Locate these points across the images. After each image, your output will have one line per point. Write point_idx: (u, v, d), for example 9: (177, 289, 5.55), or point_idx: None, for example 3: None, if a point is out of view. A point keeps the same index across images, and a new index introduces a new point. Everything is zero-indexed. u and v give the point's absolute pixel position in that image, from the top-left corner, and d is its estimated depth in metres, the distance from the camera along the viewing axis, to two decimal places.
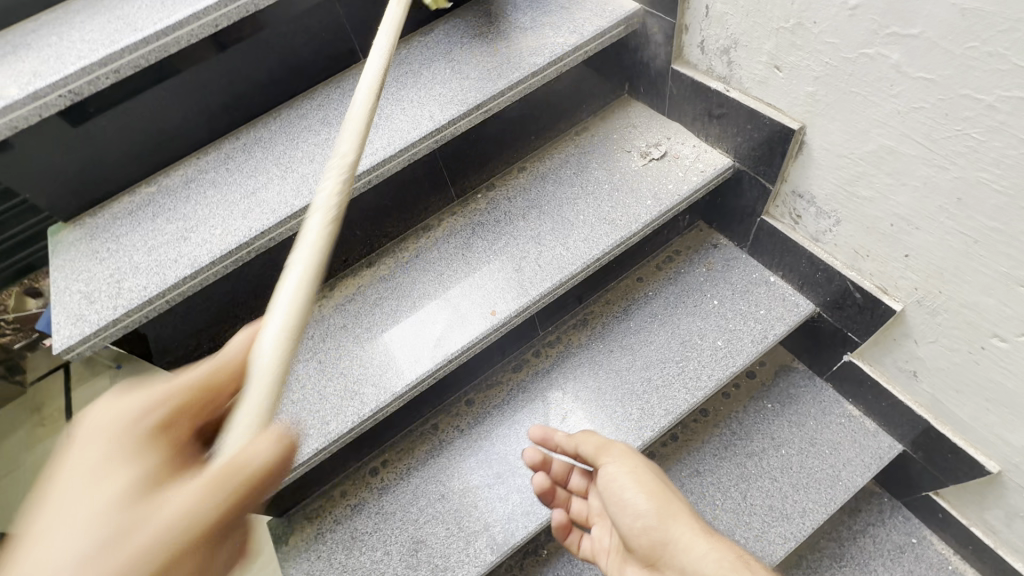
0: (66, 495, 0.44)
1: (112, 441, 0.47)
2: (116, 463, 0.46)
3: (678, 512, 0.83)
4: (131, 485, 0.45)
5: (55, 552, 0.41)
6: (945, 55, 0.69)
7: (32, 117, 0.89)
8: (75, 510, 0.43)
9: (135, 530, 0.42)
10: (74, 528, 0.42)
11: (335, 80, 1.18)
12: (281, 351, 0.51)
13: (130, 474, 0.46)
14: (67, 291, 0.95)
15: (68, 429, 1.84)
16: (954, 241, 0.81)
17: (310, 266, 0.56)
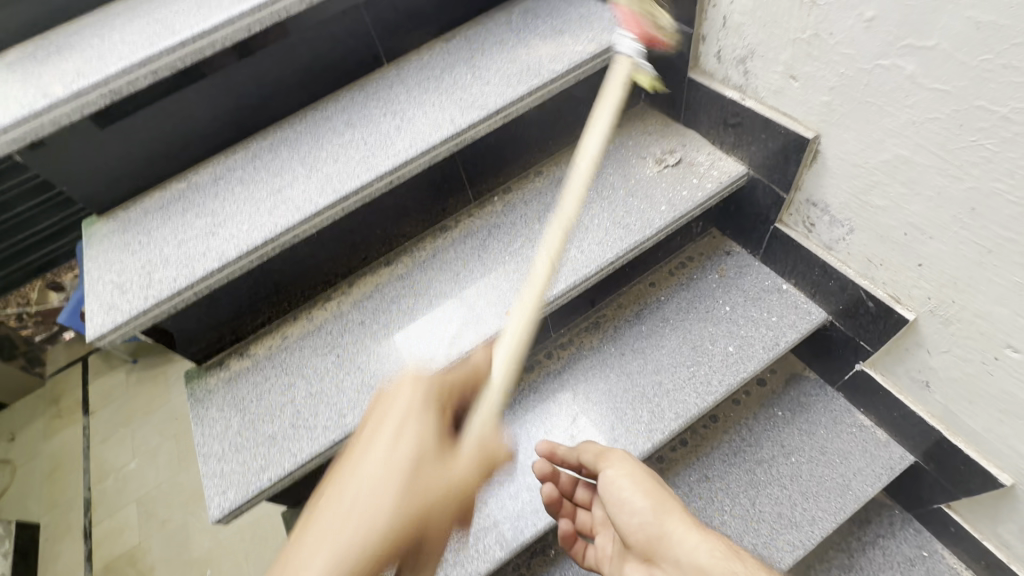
0: (373, 447, 0.68)
1: (417, 400, 0.71)
2: (416, 418, 0.70)
3: (673, 508, 0.81)
4: (430, 442, 0.69)
5: (371, 479, 0.66)
6: (961, 67, 0.70)
7: (74, 114, 0.94)
8: (387, 462, 0.67)
9: (428, 492, 0.66)
10: (382, 469, 0.66)
11: (360, 84, 1.21)
12: (508, 367, 0.74)
13: (430, 434, 0.69)
14: (99, 280, 0.99)
15: (84, 421, 1.89)
16: (968, 251, 0.81)
17: (531, 311, 0.77)
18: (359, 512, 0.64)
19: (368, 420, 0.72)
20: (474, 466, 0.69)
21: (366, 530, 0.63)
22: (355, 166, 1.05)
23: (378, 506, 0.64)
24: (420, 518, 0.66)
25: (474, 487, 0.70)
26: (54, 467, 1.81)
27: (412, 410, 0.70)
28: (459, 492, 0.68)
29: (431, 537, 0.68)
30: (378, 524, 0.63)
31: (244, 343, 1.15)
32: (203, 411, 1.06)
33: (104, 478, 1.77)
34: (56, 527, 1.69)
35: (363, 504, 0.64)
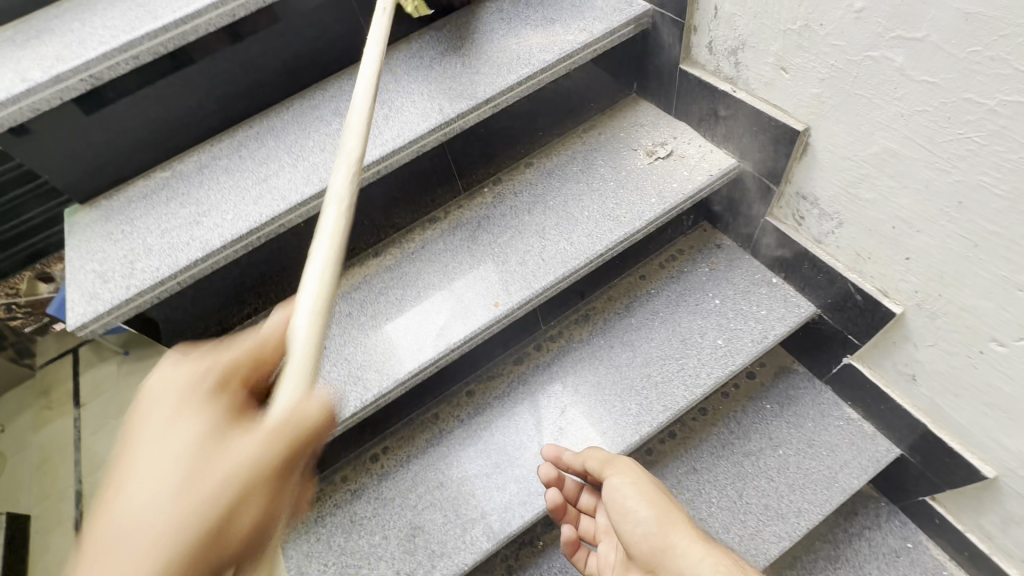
0: (143, 455, 0.49)
1: (176, 395, 0.53)
2: (193, 409, 0.52)
3: (677, 521, 0.85)
4: (205, 431, 0.51)
5: (145, 496, 0.47)
6: (949, 59, 0.69)
7: (53, 100, 0.92)
8: (161, 458, 0.49)
9: (212, 472, 0.48)
10: (155, 481, 0.47)
11: (348, 72, 1.20)
12: (313, 326, 0.56)
13: (202, 424, 0.51)
14: (81, 270, 0.97)
15: (75, 413, 1.88)
16: (955, 244, 0.81)
17: (331, 255, 0.60)
18: (133, 531, 0.45)
19: (116, 462, 0.50)
20: (263, 445, 0.50)
21: (156, 545, 0.44)
22: None
23: (152, 516, 0.46)
24: (216, 507, 0.47)
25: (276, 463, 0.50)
26: (44, 459, 1.79)
27: (192, 427, 0.51)
28: (252, 468, 0.49)
29: (247, 532, 0.49)
30: (156, 539, 0.45)
31: (231, 334, 1.14)
32: None
33: (96, 470, 1.76)
34: (47, 519, 1.68)
35: (133, 527, 0.45)
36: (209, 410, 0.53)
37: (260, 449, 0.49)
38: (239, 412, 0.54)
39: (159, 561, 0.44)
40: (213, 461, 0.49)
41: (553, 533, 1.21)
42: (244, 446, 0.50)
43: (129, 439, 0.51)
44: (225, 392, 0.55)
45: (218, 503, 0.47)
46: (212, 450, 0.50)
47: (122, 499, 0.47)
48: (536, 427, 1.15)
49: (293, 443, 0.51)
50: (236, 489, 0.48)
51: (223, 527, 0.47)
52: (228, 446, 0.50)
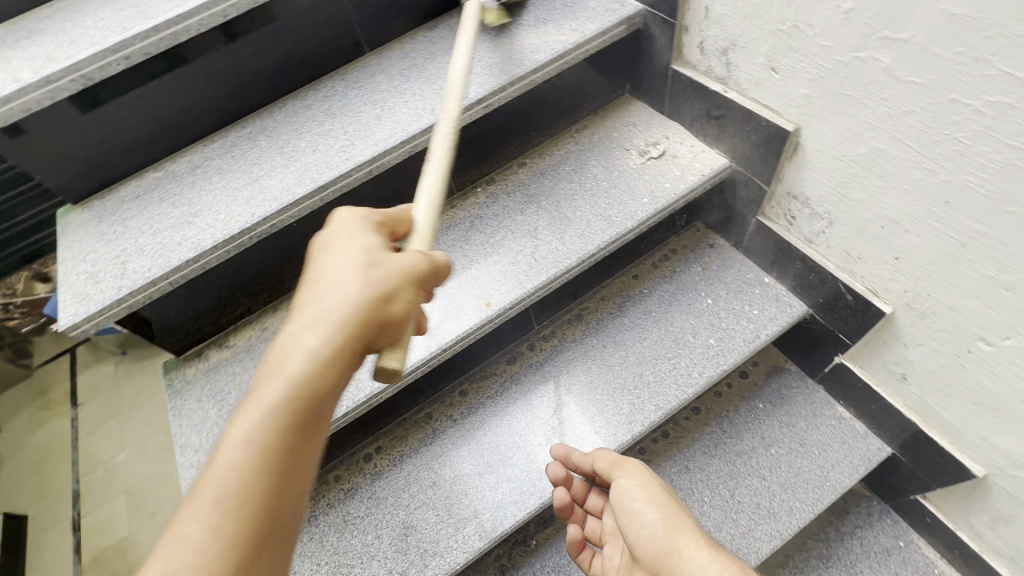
0: (330, 256, 0.62)
1: (356, 223, 0.65)
2: (360, 232, 0.64)
3: (685, 526, 0.83)
4: (376, 245, 0.63)
5: (332, 273, 0.60)
6: (935, 60, 0.70)
7: (45, 100, 0.92)
8: (346, 255, 0.62)
9: (383, 267, 0.61)
10: (343, 270, 0.60)
11: (341, 72, 1.20)
12: (433, 200, 0.75)
13: (372, 239, 0.64)
14: (73, 270, 0.97)
15: (71, 413, 1.88)
16: (943, 244, 0.82)
17: (444, 162, 0.79)
18: (326, 300, 0.59)
19: (310, 263, 0.64)
20: (420, 259, 0.64)
21: (340, 310, 0.58)
22: (333, 156, 1.04)
23: (343, 287, 0.59)
24: (381, 294, 0.60)
25: (415, 294, 0.63)
26: (41, 459, 1.79)
27: (363, 238, 0.64)
28: (401, 276, 0.62)
29: (398, 320, 0.61)
30: (344, 308, 0.58)
31: (223, 334, 1.14)
32: (182, 402, 1.05)
33: (93, 470, 1.76)
34: (43, 519, 1.68)
35: (323, 297, 0.59)
36: (376, 234, 0.65)
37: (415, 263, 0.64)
38: (390, 244, 0.66)
39: (340, 327, 0.58)
40: (374, 269, 0.61)
41: (546, 532, 1.22)
42: (398, 260, 0.62)
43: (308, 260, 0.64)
44: (381, 230, 0.68)
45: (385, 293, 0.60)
46: (375, 259, 0.62)
47: (319, 279, 0.61)
48: (529, 426, 1.15)
49: (424, 268, 0.64)
50: (393, 283, 0.61)
51: (382, 309, 0.60)
52: (387, 256, 0.63)
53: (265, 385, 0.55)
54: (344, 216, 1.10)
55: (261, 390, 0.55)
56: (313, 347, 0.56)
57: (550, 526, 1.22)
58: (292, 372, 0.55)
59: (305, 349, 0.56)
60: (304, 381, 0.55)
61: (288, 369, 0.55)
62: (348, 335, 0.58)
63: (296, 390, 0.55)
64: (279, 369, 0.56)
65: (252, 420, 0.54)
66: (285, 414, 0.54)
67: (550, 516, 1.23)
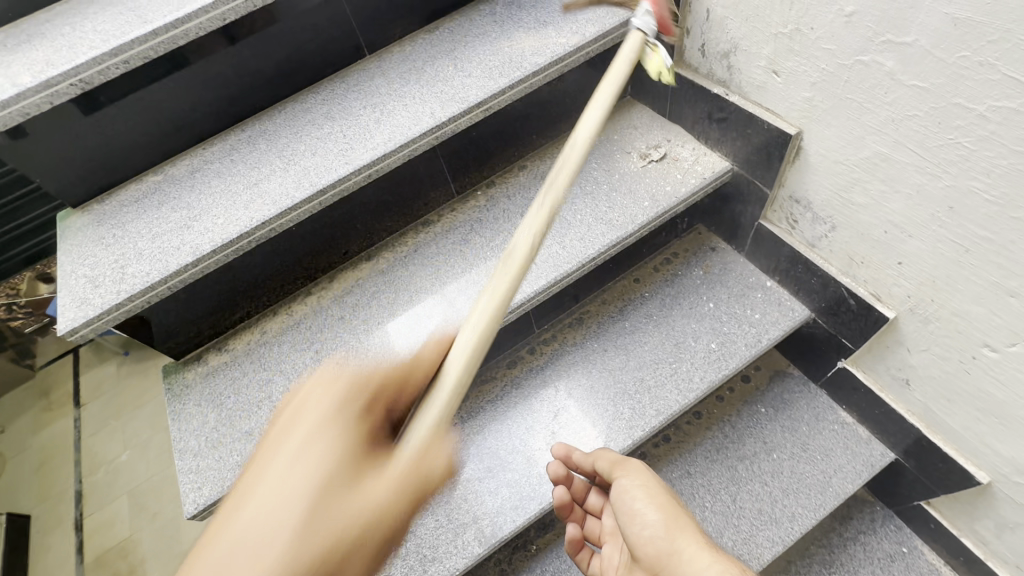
0: (276, 461, 0.58)
1: (329, 408, 0.61)
2: (328, 435, 0.59)
3: (686, 526, 0.83)
4: (341, 470, 0.58)
5: (281, 485, 0.56)
6: (938, 64, 0.69)
7: (43, 104, 0.92)
8: (284, 483, 0.56)
9: (353, 515, 0.57)
10: (289, 499, 0.55)
11: (341, 75, 1.20)
12: (486, 326, 0.63)
13: (336, 440, 0.59)
14: (72, 274, 0.97)
15: (74, 413, 1.88)
16: (946, 249, 0.81)
17: (517, 270, 0.65)
18: (274, 520, 0.54)
19: (269, 434, 0.60)
20: (412, 472, 0.59)
21: (284, 540, 0.53)
22: (333, 159, 1.04)
23: (286, 511, 0.55)
24: (347, 544, 0.56)
25: (404, 516, 0.59)
26: (44, 460, 1.80)
27: (329, 452, 0.58)
28: (372, 521, 0.57)
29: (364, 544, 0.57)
30: (291, 532, 0.54)
31: (223, 338, 1.14)
32: (181, 407, 1.05)
33: (96, 470, 1.76)
34: (46, 520, 1.69)
35: (264, 541, 0.53)
36: (355, 432, 0.60)
37: (399, 506, 0.59)
38: (372, 449, 0.61)
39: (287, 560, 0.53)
40: (341, 497, 0.57)
41: (546, 537, 1.21)
42: (387, 473, 0.58)
43: (259, 454, 0.59)
44: (357, 416, 0.61)
45: (350, 538, 0.56)
46: (333, 481, 0.57)
47: (259, 487, 0.56)
48: (528, 430, 1.15)
49: (416, 483, 0.59)
50: (391, 500, 0.58)
51: (349, 542, 0.56)
52: (363, 483, 0.58)
53: None
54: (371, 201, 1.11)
55: None
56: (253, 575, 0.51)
57: (551, 531, 1.21)
58: None
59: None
60: None
61: None
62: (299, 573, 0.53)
63: None
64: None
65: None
66: None
67: (550, 521, 1.22)
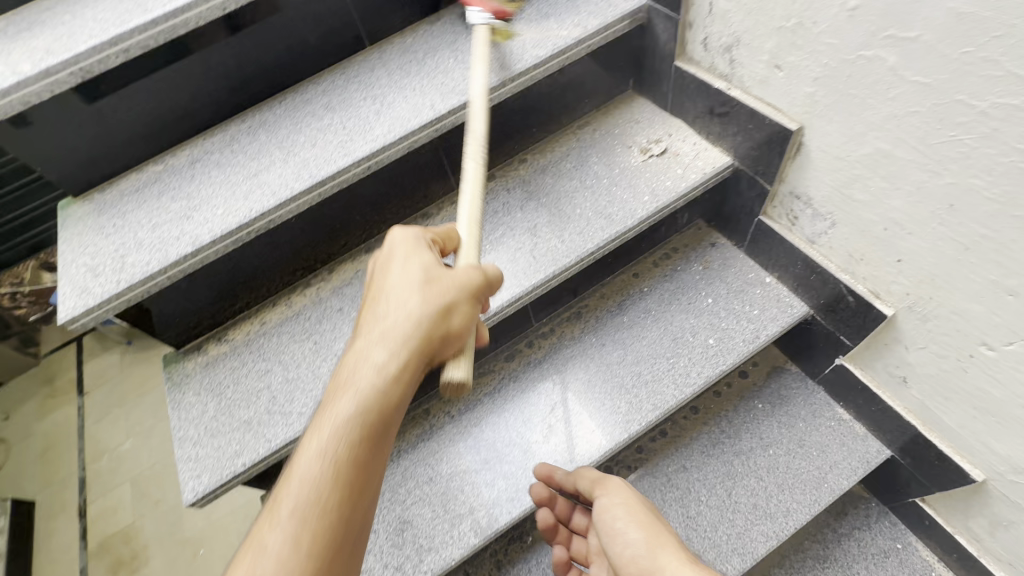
0: (386, 281, 0.76)
1: (409, 243, 0.78)
2: (416, 252, 0.77)
3: (666, 541, 0.88)
4: (426, 267, 0.75)
5: (396, 295, 0.74)
6: (942, 59, 0.68)
7: (44, 93, 0.92)
8: (401, 286, 0.74)
9: (441, 281, 0.75)
10: (404, 284, 0.74)
11: (342, 66, 1.19)
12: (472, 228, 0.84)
13: (428, 258, 0.77)
14: (73, 263, 0.98)
15: (78, 401, 1.90)
16: (946, 247, 0.81)
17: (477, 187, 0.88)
18: (393, 317, 0.72)
19: (372, 280, 0.78)
20: (474, 272, 0.77)
21: (402, 323, 0.71)
22: (332, 151, 1.04)
23: (407, 306, 0.72)
24: (440, 307, 0.73)
25: (477, 292, 0.76)
26: (48, 447, 1.81)
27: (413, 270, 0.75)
28: (455, 294, 0.74)
29: (458, 329, 0.74)
30: (410, 322, 0.71)
31: (223, 328, 1.14)
32: (181, 396, 1.06)
33: (99, 457, 1.78)
34: (50, 505, 1.70)
35: (359, 381, 0.70)
36: (428, 254, 0.77)
37: (462, 280, 0.75)
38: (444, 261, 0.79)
39: (410, 337, 0.71)
40: (434, 285, 0.74)
41: None
42: (452, 278, 0.75)
43: (378, 278, 0.77)
44: (433, 247, 0.80)
45: (436, 310, 0.72)
46: (433, 277, 0.75)
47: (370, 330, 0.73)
48: (525, 423, 1.15)
49: (476, 283, 0.77)
50: (451, 297, 0.73)
51: (442, 324, 0.72)
52: (443, 274, 0.75)
53: (338, 404, 0.69)
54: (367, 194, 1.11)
55: (319, 429, 0.68)
56: (386, 355, 0.71)
57: None
58: (371, 377, 0.70)
59: (374, 364, 0.70)
60: (401, 365, 0.71)
61: (363, 379, 0.69)
62: (409, 343, 0.71)
63: (360, 409, 0.68)
64: (354, 377, 0.70)
65: (331, 419, 0.68)
66: (355, 431, 0.67)
67: None
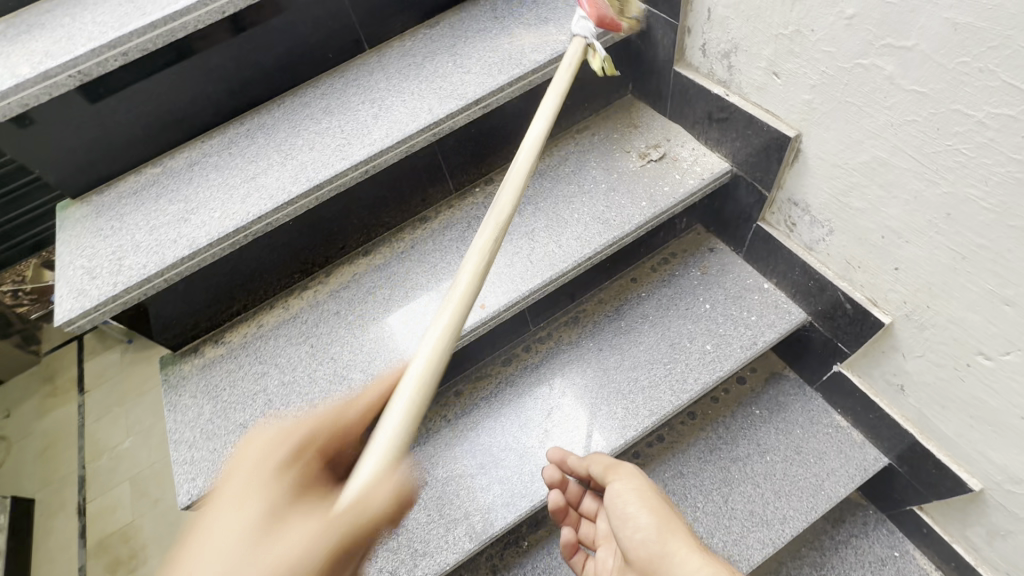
0: (216, 518, 0.61)
1: (261, 463, 0.67)
2: (252, 494, 0.63)
3: (677, 528, 0.84)
4: (254, 523, 0.61)
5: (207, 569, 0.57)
6: (938, 69, 0.68)
7: (43, 95, 0.92)
8: (217, 546, 0.59)
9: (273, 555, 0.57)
10: (217, 561, 0.57)
11: (341, 69, 1.20)
12: (417, 393, 0.64)
13: (256, 512, 0.62)
14: (70, 266, 0.98)
15: (77, 401, 1.90)
16: (943, 256, 0.80)
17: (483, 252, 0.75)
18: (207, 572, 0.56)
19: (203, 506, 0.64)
20: (374, 498, 0.60)
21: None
22: (330, 154, 1.04)
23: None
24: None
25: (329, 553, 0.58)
26: (48, 445, 1.82)
27: (248, 517, 0.61)
28: (298, 562, 0.57)
29: None
30: None
31: (220, 331, 1.15)
32: (177, 398, 1.06)
33: (98, 457, 1.78)
34: (49, 504, 1.71)
35: None
36: (267, 493, 0.64)
37: (306, 555, 0.57)
38: (314, 499, 0.66)
39: None
40: (263, 547, 0.59)
41: (538, 533, 1.22)
42: (349, 498, 0.59)
43: (202, 516, 0.62)
44: (292, 476, 0.67)
45: None
46: (270, 532, 0.60)
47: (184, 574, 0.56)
48: (522, 428, 1.15)
49: (373, 511, 0.59)
50: (312, 557, 0.57)
51: (299, 569, 0.57)
52: (277, 538, 0.59)
53: None
54: (364, 197, 1.11)
55: None
56: None
57: (542, 528, 1.22)
58: None
59: None
60: None
61: None
62: None
63: None
64: None
65: None
66: None
67: (542, 518, 1.23)
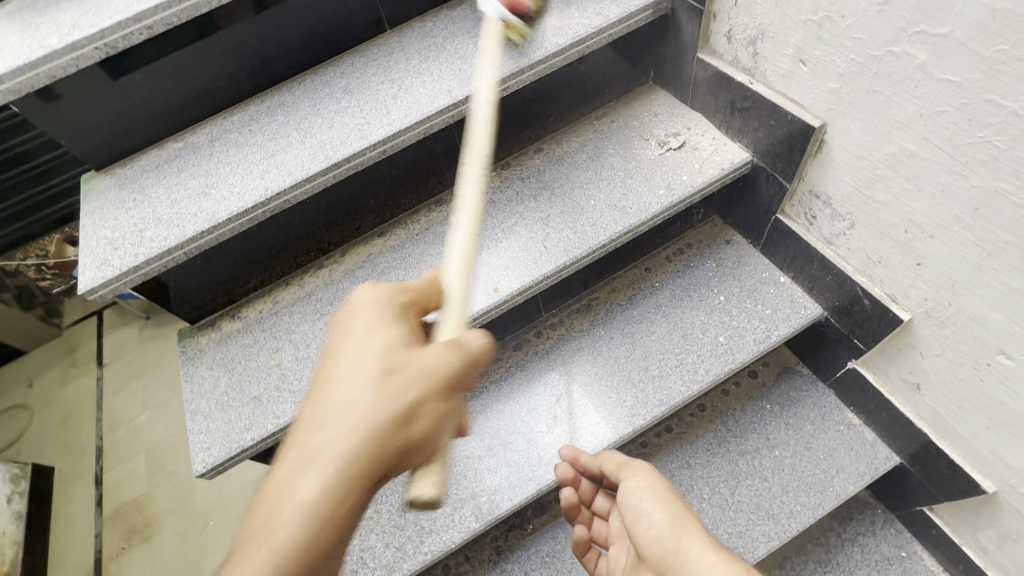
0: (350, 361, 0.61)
1: (372, 317, 0.65)
2: (381, 329, 0.64)
3: (691, 524, 0.81)
4: (391, 342, 0.62)
5: (349, 385, 0.59)
6: (973, 57, 0.66)
7: (69, 67, 0.93)
8: (355, 360, 0.61)
9: (403, 366, 0.60)
10: (354, 371, 0.60)
11: (361, 49, 1.19)
12: (464, 267, 0.75)
13: (389, 336, 0.63)
14: (93, 236, 1.00)
15: (96, 372, 1.95)
16: (967, 252, 0.79)
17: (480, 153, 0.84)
18: (338, 413, 0.57)
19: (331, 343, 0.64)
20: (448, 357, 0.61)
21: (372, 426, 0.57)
22: (349, 134, 1.04)
23: (359, 400, 0.58)
24: (404, 398, 0.58)
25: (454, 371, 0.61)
26: (69, 414, 1.87)
27: (374, 336, 0.63)
28: (427, 370, 0.60)
29: (423, 435, 0.59)
30: (365, 415, 0.57)
31: (236, 305, 1.16)
32: (194, 369, 1.08)
33: (116, 428, 1.83)
34: (69, 471, 1.76)
35: (331, 442, 0.56)
36: (395, 327, 0.65)
37: (440, 360, 0.60)
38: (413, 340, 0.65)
39: (372, 443, 0.56)
40: (394, 376, 0.59)
41: (543, 517, 1.23)
42: (420, 358, 0.61)
43: (330, 356, 0.63)
44: (405, 317, 0.67)
45: (398, 405, 0.58)
46: (392, 366, 0.60)
47: (336, 390, 0.59)
48: (529, 413, 1.16)
49: (449, 369, 0.61)
50: (413, 396, 0.58)
51: (402, 431, 0.58)
52: (404, 361, 0.61)
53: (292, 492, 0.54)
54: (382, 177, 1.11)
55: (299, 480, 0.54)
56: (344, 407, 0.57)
57: (548, 512, 1.23)
58: (353, 431, 0.56)
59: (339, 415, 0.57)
60: (377, 441, 0.57)
61: (330, 455, 0.55)
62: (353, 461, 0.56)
63: (344, 463, 0.55)
64: (317, 454, 0.56)
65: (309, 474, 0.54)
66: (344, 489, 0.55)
67: (547, 502, 1.24)
